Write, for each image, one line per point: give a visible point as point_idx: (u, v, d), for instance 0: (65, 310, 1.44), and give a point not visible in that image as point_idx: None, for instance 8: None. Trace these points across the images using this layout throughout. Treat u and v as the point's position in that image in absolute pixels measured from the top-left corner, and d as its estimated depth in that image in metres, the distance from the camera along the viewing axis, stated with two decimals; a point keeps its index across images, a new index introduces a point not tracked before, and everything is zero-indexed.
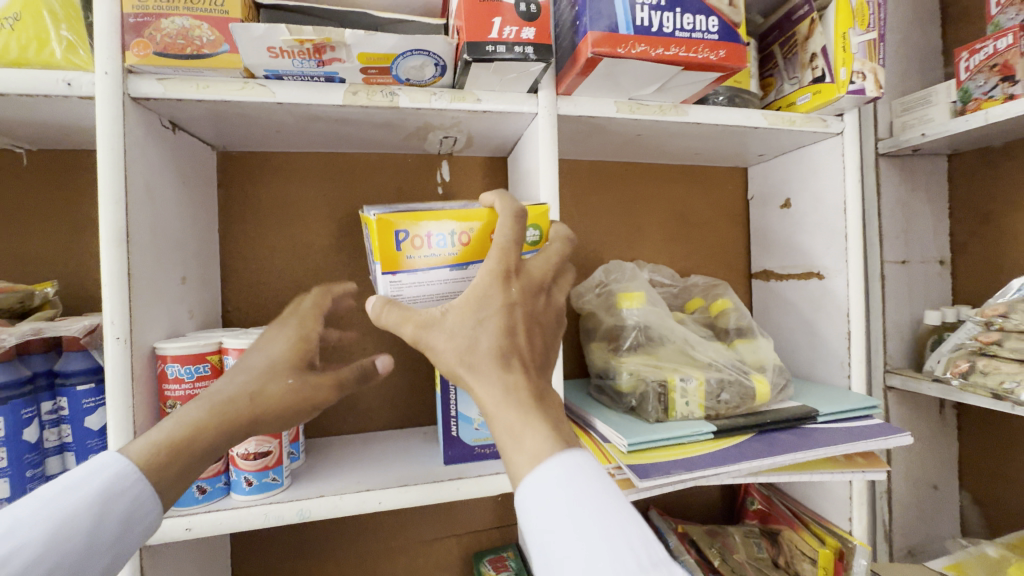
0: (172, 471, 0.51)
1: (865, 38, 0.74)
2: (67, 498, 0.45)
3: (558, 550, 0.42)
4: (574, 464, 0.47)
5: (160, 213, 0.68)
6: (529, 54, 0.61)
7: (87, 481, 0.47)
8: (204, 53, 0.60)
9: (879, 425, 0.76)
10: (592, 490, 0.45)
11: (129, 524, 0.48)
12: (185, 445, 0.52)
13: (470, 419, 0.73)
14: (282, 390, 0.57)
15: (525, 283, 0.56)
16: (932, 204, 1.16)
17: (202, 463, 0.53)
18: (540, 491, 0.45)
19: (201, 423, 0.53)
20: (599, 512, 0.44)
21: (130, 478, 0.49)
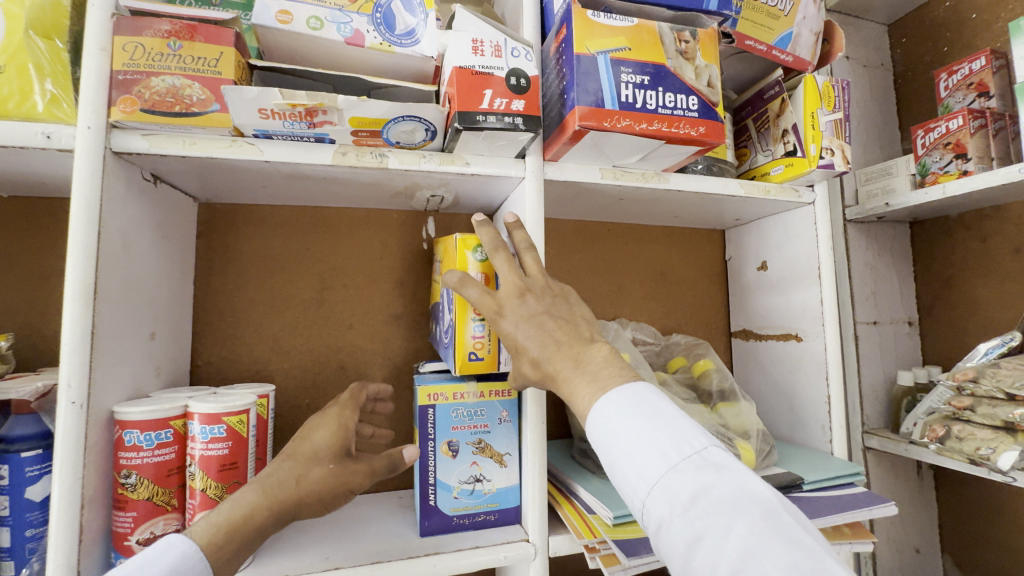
0: (228, 549, 0.52)
1: (831, 118, 0.81)
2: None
3: (613, 461, 0.53)
4: (620, 391, 0.55)
5: (134, 266, 0.66)
6: (518, 125, 0.63)
7: (154, 563, 0.47)
8: (193, 111, 0.60)
9: (864, 495, 0.75)
10: (634, 410, 0.53)
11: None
12: (241, 526, 0.53)
13: (448, 487, 0.70)
14: (325, 475, 0.59)
15: (511, 302, 0.60)
16: (898, 268, 1.21)
17: (252, 545, 0.54)
18: (594, 420, 0.55)
19: (258, 504, 0.54)
20: (640, 428, 0.52)
21: (193, 558, 0.49)
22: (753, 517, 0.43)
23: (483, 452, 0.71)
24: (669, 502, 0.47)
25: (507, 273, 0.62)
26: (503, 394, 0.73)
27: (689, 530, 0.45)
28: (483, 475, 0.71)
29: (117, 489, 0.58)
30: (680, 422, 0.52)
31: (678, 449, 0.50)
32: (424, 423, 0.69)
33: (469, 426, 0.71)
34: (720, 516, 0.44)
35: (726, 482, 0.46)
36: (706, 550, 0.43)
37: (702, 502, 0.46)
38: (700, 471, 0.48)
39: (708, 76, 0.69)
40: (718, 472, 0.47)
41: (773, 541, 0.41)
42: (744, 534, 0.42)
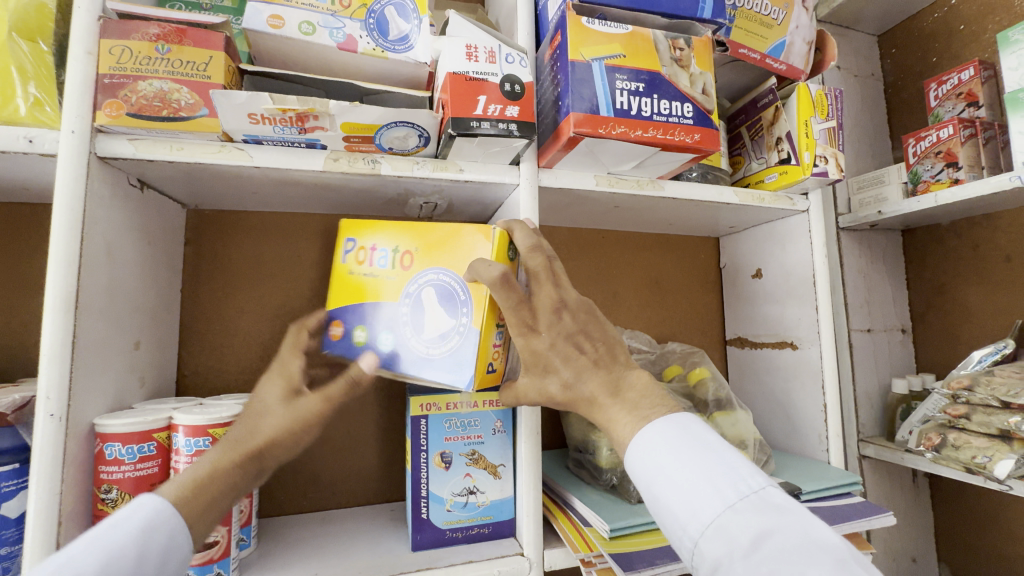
0: (200, 500, 0.50)
1: (825, 126, 0.81)
2: (110, 535, 0.45)
3: (664, 498, 0.52)
4: (670, 426, 0.55)
5: (119, 274, 0.64)
6: (513, 131, 0.62)
7: (128, 518, 0.46)
8: (181, 116, 0.58)
9: (861, 505, 0.75)
10: (685, 444, 0.53)
11: (167, 556, 0.46)
12: (210, 479, 0.51)
13: (441, 499, 0.68)
14: (280, 417, 0.58)
15: (548, 319, 0.59)
16: (892, 276, 1.21)
17: (228, 496, 0.52)
18: (641, 456, 0.54)
19: (220, 455, 0.53)
20: (693, 465, 0.51)
21: (165, 514, 0.47)
22: (823, 564, 0.42)
23: (476, 463, 0.70)
24: (728, 544, 0.46)
25: (546, 286, 0.60)
26: (496, 403, 0.72)
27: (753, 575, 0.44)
28: (477, 487, 0.70)
29: (98, 504, 0.56)
30: (734, 459, 0.52)
31: (734, 488, 0.49)
32: (416, 434, 0.68)
33: (462, 437, 0.70)
34: (786, 560, 0.43)
35: (789, 526, 0.45)
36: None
37: (765, 545, 0.45)
38: (760, 512, 0.47)
39: (702, 83, 0.69)
40: (780, 514, 0.46)
41: None
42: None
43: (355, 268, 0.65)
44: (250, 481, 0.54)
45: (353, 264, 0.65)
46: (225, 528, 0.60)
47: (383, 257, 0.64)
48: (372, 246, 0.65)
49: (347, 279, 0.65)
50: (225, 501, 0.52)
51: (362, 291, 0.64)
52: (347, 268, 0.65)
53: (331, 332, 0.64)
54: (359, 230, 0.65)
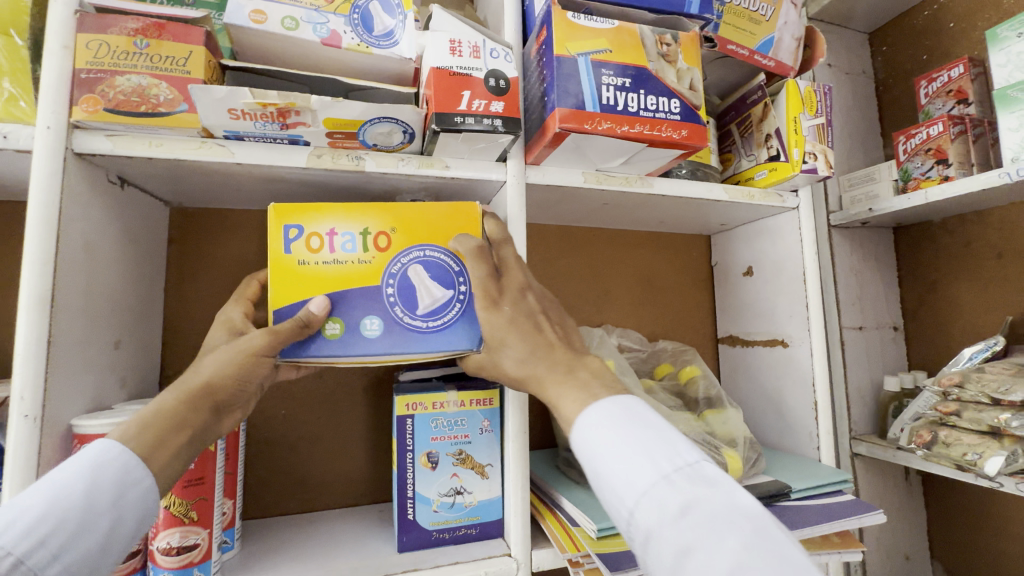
0: (150, 438, 0.51)
1: (813, 123, 0.80)
2: (59, 478, 0.46)
3: (602, 469, 0.50)
4: (614, 403, 0.54)
5: (98, 272, 0.63)
6: (498, 127, 0.62)
7: (77, 458, 0.47)
8: (160, 111, 0.57)
9: (852, 503, 0.74)
10: (626, 419, 0.52)
11: (123, 490, 0.47)
12: (156, 418, 0.52)
13: (428, 500, 0.68)
14: (222, 355, 0.57)
15: (512, 293, 0.62)
16: (883, 272, 1.21)
17: (182, 433, 0.53)
18: (584, 430, 0.53)
19: (168, 397, 0.54)
20: (632, 437, 0.50)
21: (114, 450, 0.48)
22: (745, 532, 0.41)
23: (463, 463, 0.69)
24: (658, 512, 0.45)
25: (514, 268, 0.63)
26: (484, 402, 0.71)
27: (679, 540, 0.43)
28: (464, 487, 0.69)
29: None
30: (673, 434, 0.50)
31: (669, 459, 0.48)
32: (402, 434, 0.67)
33: (449, 437, 0.69)
34: (710, 528, 0.42)
35: (718, 496, 0.44)
36: (695, 564, 0.41)
37: (693, 513, 0.44)
38: (692, 483, 0.46)
39: (690, 79, 0.68)
40: (711, 485, 0.45)
41: (765, 556, 0.40)
42: (735, 548, 0.40)
43: (307, 256, 0.61)
44: (204, 419, 0.54)
45: (302, 254, 0.61)
46: (205, 530, 0.59)
47: (351, 241, 0.62)
48: (328, 231, 0.62)
49: (297, 271, 0.61)
50: (181, 438, 0.52)
51: (323, 279, 0.61)
52: (295, 259, 0.61)
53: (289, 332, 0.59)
54: (305, 218, 0.62)
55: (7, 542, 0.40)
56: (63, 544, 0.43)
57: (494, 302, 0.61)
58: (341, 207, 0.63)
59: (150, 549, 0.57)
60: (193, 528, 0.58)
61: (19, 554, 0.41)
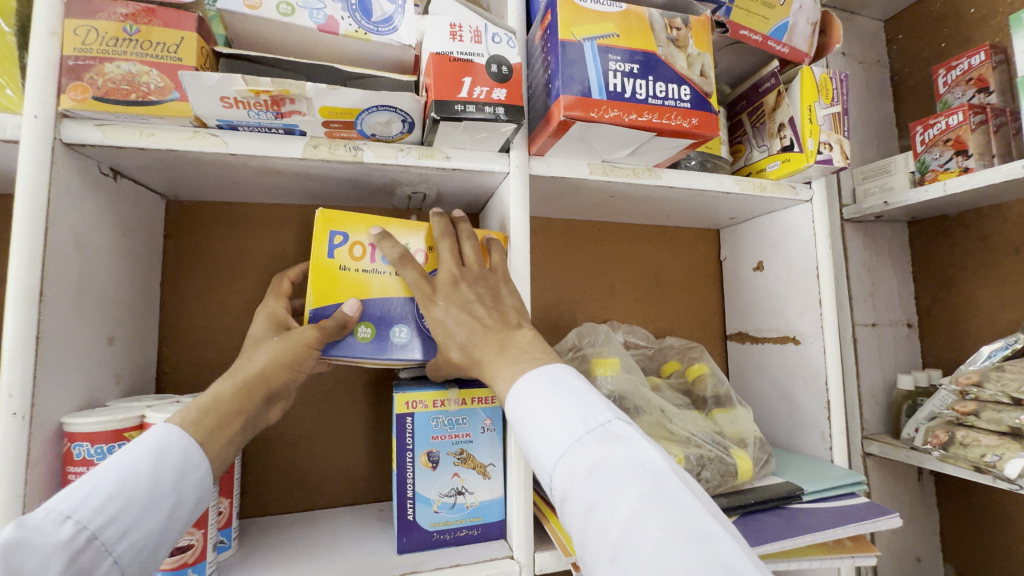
0: (208, 425, 0.52)
1: (830, 111, 0.77)
2: (125, 458, 0.46)
3: (524, 438, 0.51)
4: (540, 369, 0.52)
5: (91, 267, 0.62)
6: (500, 115, 0.59)
7: (141, 439, 0.48)
8: (150, 100, 0.55)
9: (867, 505, 0.72)
10: (546, 384, 0.51)
11: (184, 474, 0.48)
12: (214, 404, 0.53)
13: (428, 500, 0.66)
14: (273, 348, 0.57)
15: (445, 287, 0.59)
16: (897, 268, 1.18)
17: (238, 421, 0.54)
18: (508, 402, 0.53)
19: (224, 385, 0.55)
20: (550, 403, 0.49)
21: (176, 434, 0.49)
22: (643, 483, 0.42)
23: (465, 463, 0.67)
24: (570, 473, 0.45)
25: (444, 260, 0.60)
26: (486, 401, 0.69)
27: (586, 500, 0.43)
28: (465, 487, 0.67)
29: None
30: (588, 394, 0.50)
31: (581, 420, 0.48)
32: (402, 433, 0.65)
33: (450, 436, 0.67)
34: (614, 483, 0.43)
35: (625, 453, 0.44)
36: (599, 518, 0.42)
37: (601, 472, 0.44)
38: (601, 442, 0.46)
39: (700, 65, 0.65)
40: (620, 444, 0.45)
41: (660, 509, 0.40)
42: (633, 501, 0.41)
43: (347, 263, 0.61)
44: (256, 408, 0.56)
45: (346, 260, 0.61)
46: (200, 531, 0.58)
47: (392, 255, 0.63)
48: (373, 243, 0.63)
49: (339, 276, 0.61)
50: (235, 425, 0.54)
51: (358, 287, 0.61)
52: (337, 264, 0.61)
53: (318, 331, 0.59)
54: (351, 226, 0.62)
55: (83, 518, 0.41)
56: (130, 523, 0.43)
57: (496, 298, 0.59)
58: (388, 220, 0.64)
59: None
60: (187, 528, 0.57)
61: (94, 529, 0.41)
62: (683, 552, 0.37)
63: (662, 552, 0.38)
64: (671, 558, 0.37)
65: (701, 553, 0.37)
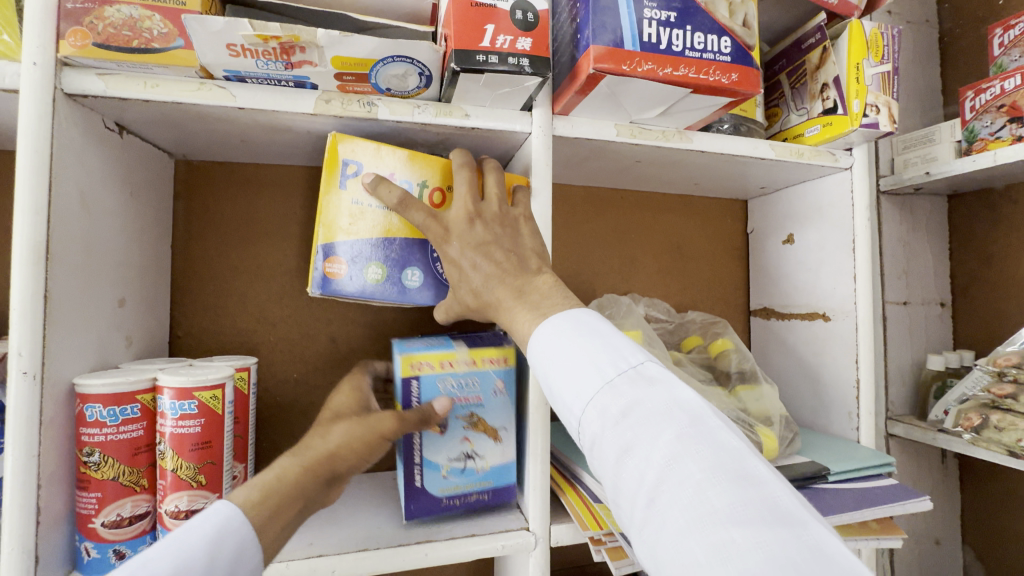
0: (267, 509, 0.48)
1: (879, 70, 0.71)
2: (181, 545, 0.42)
3: (550, 383, 0.49)
4: (568, 318, 0.51)
5: (98, 226, 0.60)
6: (524, 67, 0.55)
7: (197, 524, 0.44)
8: (154, 47, 0.52)
9: (895, 487, 0.69)
10: (574, 330, 0.49)
11: (238, 565, 0.44)
12: (277, 488, 0.50)
13: (435, 466, 0.63)
14: (350, 427, 0.57)
15: (458, 226, 0.56)
16: (933, 244, 1.12)
17: (295, 505, 0.51)
18: (535, 348, 0.51)
19: (291, 464, 0.53)
20: (578, 348, 0.48)
21: (237, 520, 0.46)
22: (681, 425, 0.40)
23: (475, 427, 0.65)
24: (601, 417, 0.44)
25: (460, 195, 0.57)
26: (497, 361, 0.66)
27: (620, 442, 0.41)
28: (475, 452, 0.65)
29: (80, 468, 0.53)
30: (618, 339, 0.48)
31: (612, 363, 0.46)
32: (408, 395, 0.62)
33: (459, 399, 0.64)
34: (649, 425, 0.41)
35: (659, 394, 0.42)
36: (633, 461, 0.40)
37: (636, 413, 0.42)
38: (634, 385, 0.44)
39: (743, 15, 0.61)
40: (654, 385, 0.43)
41: (700, 449, 0.38)
42: (671, 441, 0.39)
43: (360, 197, 0.60)
44: (319, 494, 0.54)
45: (357, 191, 0.60)
46: (214, 495, 0.57)
47: (407, 189, 0.61)
48: (387, 174, 0.61)
49: (348, 207, 0.59)
50: (294, 510, 0.51)
51: (370, 222, 0.60)
52: (348, 195, 0.59)
53: (330, 269, 0.58)
54: (365, 156, 0.60)
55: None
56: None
57: (523, 257, 0.56)
58: (403, 152, 0.61)
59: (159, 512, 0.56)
60: (200, 492, 0.56)
61: None
62: (727, 493, 0.35)
63: (705, 492, 0.36)
64: (714, 499, 0.35)
65: (745, 493, 0.35)
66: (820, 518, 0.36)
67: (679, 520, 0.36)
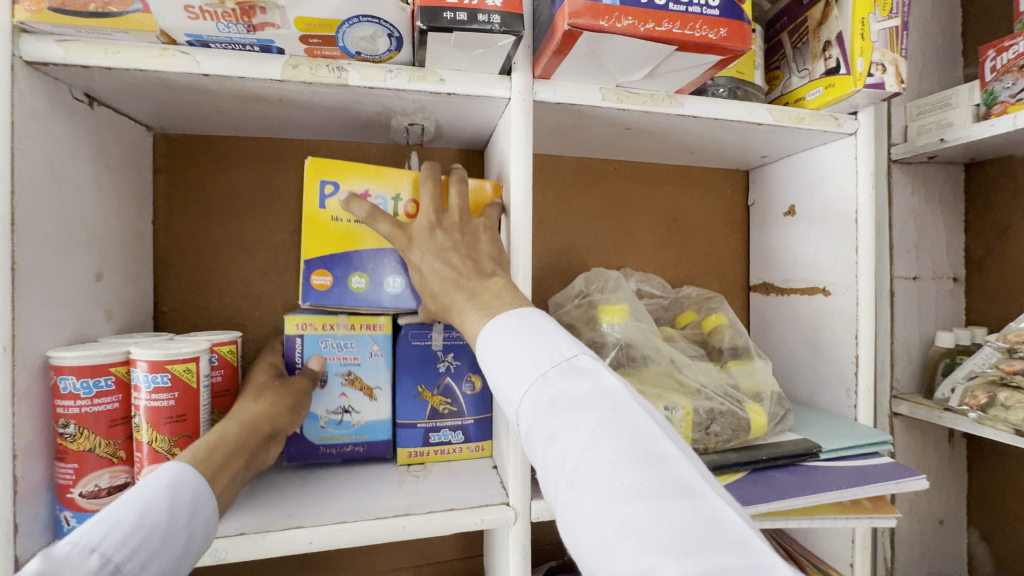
0: (216, 461, 0.53)
1: (886, 25, 0.66)
2: (141, 494, 0.47)
3: (492, 376, 0.49)
4: (513, 314, 0.51)
5: (68, 199, 0.59)
6: (495, 25, 0.52)
7: (152, 478, 0.48)
8: (111, 11, 0.50)
9: (891, 466, 0.67)
10: (515, 325, 0.50)
11: (195, 510, 0.49)
12: (221, 443, 0.54)
13: (315, 416, 0.69)
14: (276, 393, 0.62)
15: (422, 236, 0.59)
16: (946, 216, 1.07)
17: (239, 458, 0.55)
18: (480, 345, 0.52)
19: (229, 423, 0.57)
20: (517, 342, 0.48)
21: (189, 472, 0.50)
22: (602, 411, 0.40)
23: (352, 384, 0.70)
24: (533, 408, 0.44)
25: (424, 206, 0.60)
26: (375, 327, 0.70)
27: (546, 430, 0.42)
28: (352, 407, 0.70)
29: (57, 439, 0.54)
30: (556, 333, 0.48)
31: (547, 356, 0.46)
32: (290, 352, 0.68)
33: (337, 357, 0.69)
34: (574, 412, 0.41)
35: (587, 385, 0.42)
36: (557, 445, 0.40)
37: (563, 401, 0.42)
38: (565, 374, 0.44)
39: None
40: (584, 375, 0.43)
41: (616, 434, 0.38)
42: (591, 426, 0.39)
43: (339, 214, 0.63)
44: (256, 448, 0.58)
45: (334, 210, 0.63)
46: None
47: (382, 204, 0.64)
48: (362, 191, 0.63)
49: (329, 225, 0.63)
50: (238, 462, 0.55)
51: (350, 237, 0.64)
52: (328, 215, 0.63)
53: (315, 281, 0.63)
54: (341, 176, 0.63)
55: (108, 550, 0.42)
56: (148, 557, 0.44)
57: (478, 261, 0.58)
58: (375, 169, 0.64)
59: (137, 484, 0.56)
60: None
61: (116, 562, 0.42)
62: (638, 474, 0.36)
63: (616, 473, 0.36)
64: (626, 476, 0.36)
65: (654, 474, 0.36)
66: (735, 500, 0.36)
67: (593, 498, 0.35)
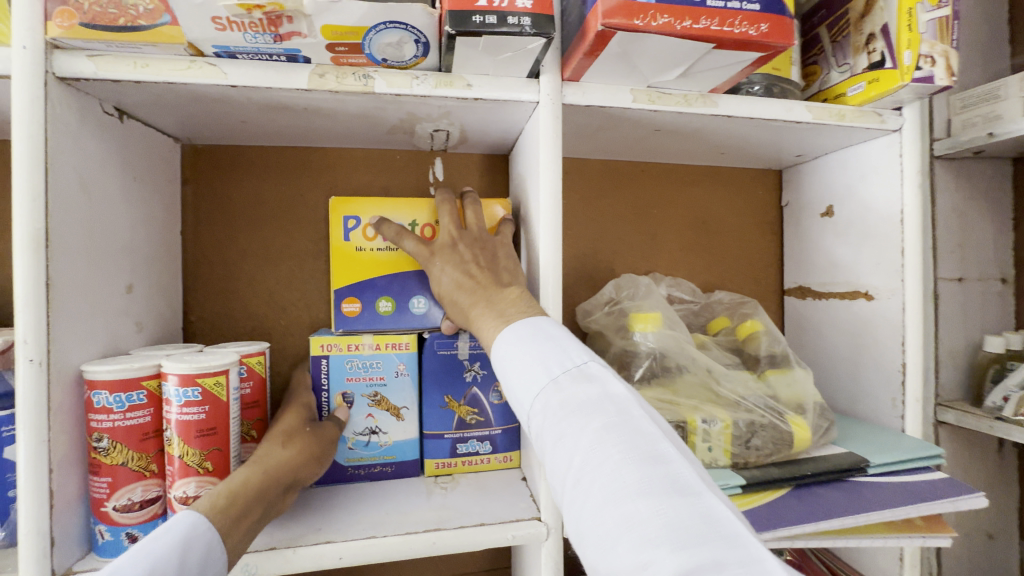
0: (234, 512, 0.51)
1: (935, 15, 0.62)
2: (151, 549, 0.45)
3: (505, 381, 0.51)
4: (525, 322, 0.53)
5: (99, 212, 0.59)
6: (525, 27, 0.50)
7: (162, 533, 0.46)
8: (140, 25, 0.50)
9: (946, 481, 0.63)
10: (527, 333, 0.51)
11: (205, 567, 0.47)
12: (242, 492, 0.53)
13: (344, 438, 0.69)
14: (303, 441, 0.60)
15: (444, 249, 0.61)
16: (994, 213, 1.02)
17: (257, 509, 0.53)
18: (494, 351, 0.53)
19: (252, 469, 0.55)
20: (529, 349, 0.49)
21: (202, 525, 0.48)
22: (608, 415, 0.42)
23: (379, 405, 0.69)
24: (543, 411, 0.45)
25: (443, 225, 0.62)
26: (400, 347, 0.69)
27: (554, 432, 0.43)
28: (380, 427, 0.70)
29: (91, 453, 0.54)
30: (568, 340, 0.50)
31: (558, 362, 0.48)
32: (317, 373, 0.67)
33: (364, 378, 0.69)
34: (581, 415, 0.43)
35: (596, 391, 0.44)
36: (564, 446, 0.42)
37: (571, 405, 0.44)
38: (574, 381, 0.46)
39: None
40: (593, 382, 0.45)
41: (620, 436, 0.40)
42: (597, 429, 0.41)
43: (363, 245, 0.68)
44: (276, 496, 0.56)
45: (359, 241, 0.68)
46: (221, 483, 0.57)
47: None
48: None
49: (355, 256, 0.68)
50: (257, 513, 0.53)
51: (374, 264, 0.68)
52: (353, 246, 0.68)
53: (347, 309, 0.68)
54: (361, 209, 0.68)
55: None
56: None
57: (497, 271, 0.60)
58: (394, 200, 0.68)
59: (168, 497, 0.56)
60: (208, 479, 0.56)
61: None
62: (641, 474, 0.37)
63: (619, 472, 0.37)
64: (628, 476, 0.37)
65: (655, 473, 0.37)
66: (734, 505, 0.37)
67: (597, 496, 0.37)
